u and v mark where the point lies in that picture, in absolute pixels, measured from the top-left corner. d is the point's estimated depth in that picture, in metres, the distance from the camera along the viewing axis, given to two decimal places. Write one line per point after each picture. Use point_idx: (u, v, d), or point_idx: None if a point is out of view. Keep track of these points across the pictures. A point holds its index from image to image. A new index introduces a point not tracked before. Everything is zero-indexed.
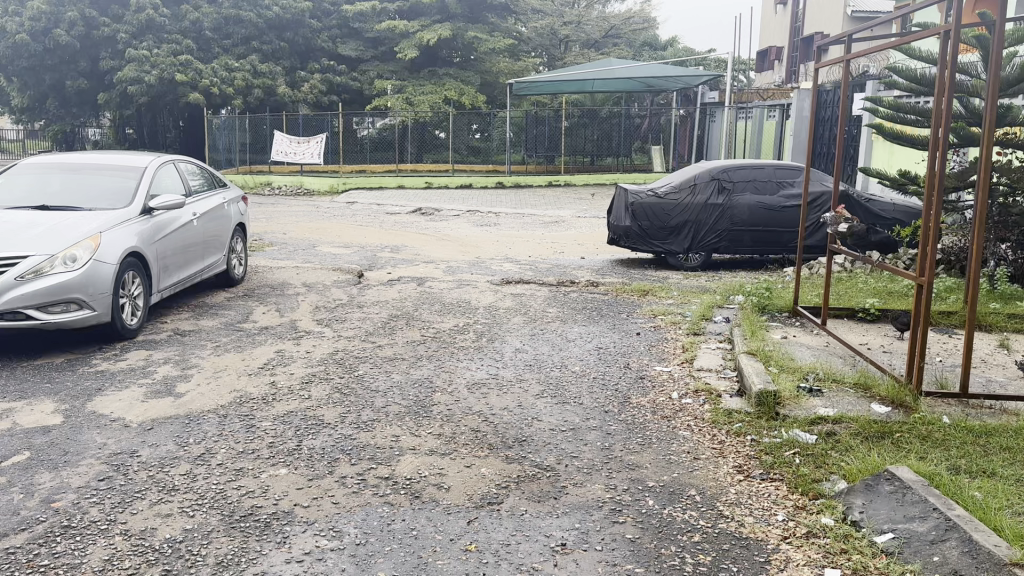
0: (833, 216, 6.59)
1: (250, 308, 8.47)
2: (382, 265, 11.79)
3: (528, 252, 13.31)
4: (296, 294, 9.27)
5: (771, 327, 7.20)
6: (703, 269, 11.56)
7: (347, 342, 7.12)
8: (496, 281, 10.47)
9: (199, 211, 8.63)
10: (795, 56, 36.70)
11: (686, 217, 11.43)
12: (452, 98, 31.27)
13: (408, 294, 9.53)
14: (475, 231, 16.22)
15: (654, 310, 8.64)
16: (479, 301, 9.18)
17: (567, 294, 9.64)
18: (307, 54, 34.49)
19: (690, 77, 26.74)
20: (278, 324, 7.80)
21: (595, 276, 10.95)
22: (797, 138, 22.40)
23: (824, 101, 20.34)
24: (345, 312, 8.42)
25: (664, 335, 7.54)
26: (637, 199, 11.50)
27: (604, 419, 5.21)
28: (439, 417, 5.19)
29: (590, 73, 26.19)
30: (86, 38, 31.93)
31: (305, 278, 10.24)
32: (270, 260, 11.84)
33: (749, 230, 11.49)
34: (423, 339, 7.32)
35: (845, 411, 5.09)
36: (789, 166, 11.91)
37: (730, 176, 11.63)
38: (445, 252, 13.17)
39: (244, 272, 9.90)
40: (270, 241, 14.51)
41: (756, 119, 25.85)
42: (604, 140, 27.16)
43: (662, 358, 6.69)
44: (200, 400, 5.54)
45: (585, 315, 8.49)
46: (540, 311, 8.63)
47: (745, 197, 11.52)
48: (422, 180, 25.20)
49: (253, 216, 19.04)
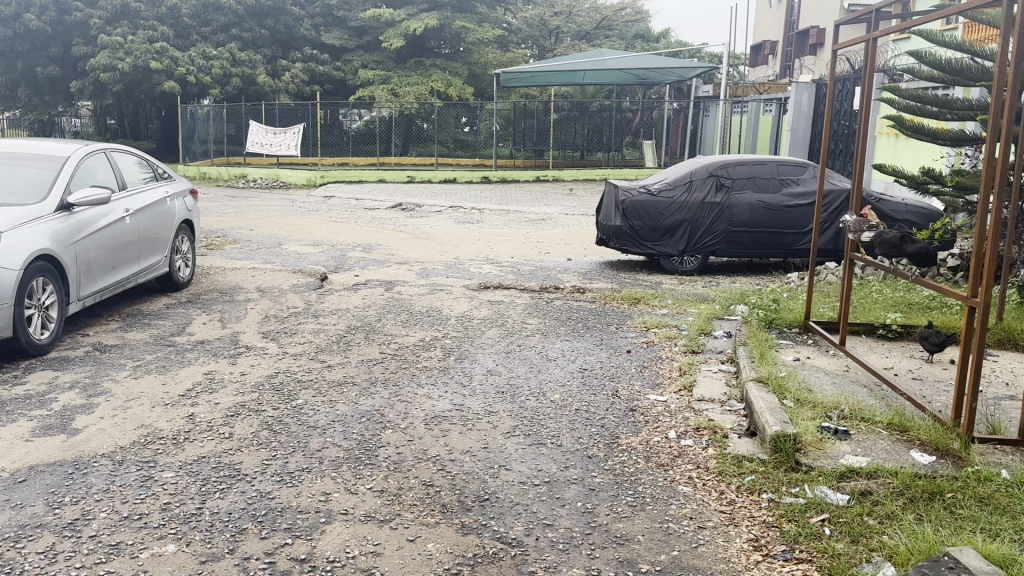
0: (855, 221, 5.66)
1: (189, 319, 7.48)
2: (350, 266, 10.82)
3: (510, 252, 12.35)
4: (246, 301, 8.28)
5: (779, 346, 6.29)
6: (699, 274, 10.68)
7: (291, 361, 6.14)
8: (473, 286, 9.50)
9: (133, 207, 7.64)
10: (790, 50, 35.76)
11: (682, 217, 10.50)
12: (438, 90, 30.19)
13: (374, 301, 8.54)
14: (456, 228, 15.25)
15: (646, 321, 7.72)
16: (452, 309, 8.21)
17: (550, 302, 8.69)
18: (289, 43, 33.40)
19: (684, 69, 25.83)
20: (217, 338, 6.82)
21: (581, 280, 10.02)
22: (795, 134, 21.55)
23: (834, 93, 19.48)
24: (298, 323, 7.43)
25: (657, 353, 6.61)
26: (629, 197, 10.55)
27: (587, 468, 4.24)
28: (384, 465, 4.23)
29: (580, 65, 25.27)
30: (58, 24, 30.78)
31: (260, 281, 9.24)
32: (228, 259, 10.86)
33: (748, 232, 10.57)
34: (381, 357, 6.35)
35: (880, 462, 4.17)
36: (793, 162, 10.96)
37: (729, 173, 10.70)
38: (422, 252, 12.21)
39: (191, 273, 8.92)
40: (235, 237, 13.52)
41: (751, 113, 24.98)
42: (594, 134, 26.20)
43: (656, 384, 5.75)
44: (98, 440, 4.57)
45: (569, 327, 7.55)
46: (518, 322, 7.68)
47: (745, 195, 10.59)
48: (405, 173, 24.18)
49: (221, 210, 18.01)
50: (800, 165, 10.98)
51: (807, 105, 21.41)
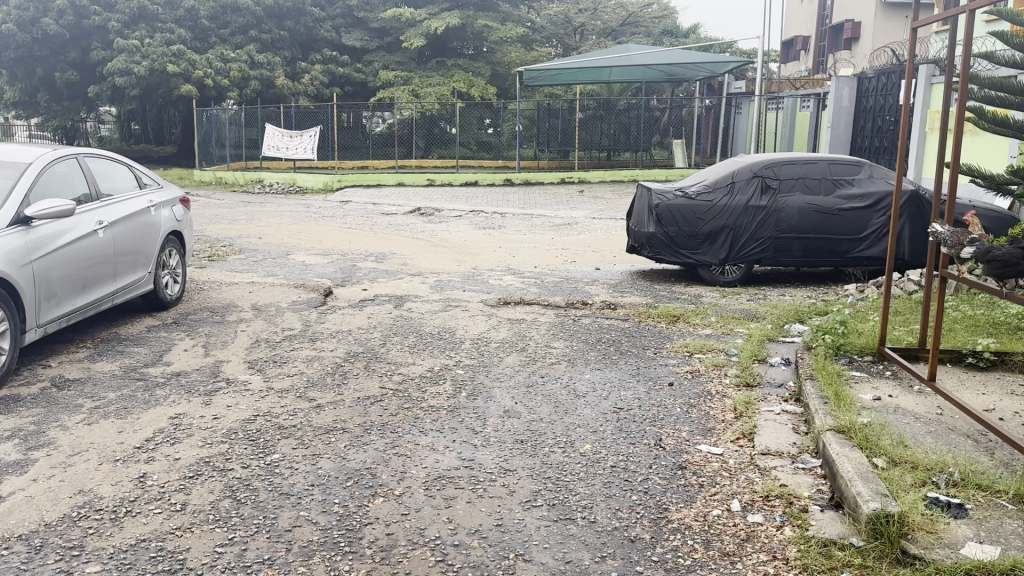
0: (952, 232, 4.74)
1: (171, 345, 6.62)
2: (359, 278, 9.93)
3: (534, 261, 11.40)
4: (237, 322, 7.40)
5: (854, 380, 5.30)
6: (743, 285, 9.65)
7: (273, 401, 5.22)
8: (491, 301, 8.56)
9: (108, 218, 6.83)
10: (823, 45, 34.47)
11: (723, 222, 9.50)
12: (461, 90, 29.31)
13: (380, 320, 7.62)
14: (476, 234, 14.35)
15: (689, 344, 6.73)
16: (466, 331, 7.27)
17: (577, 320, 7.73)
18: (309, 45, 32.72)
19: (716, 64, 24.72)
20: (196, 370, 5.94)
21: (611, 294, 9.03)
22: (835, 130, 20.45)
23: (892, 84, 18.43)
24: (292, 349, 6.53)
25: (705, 386, 5.63)
26: (663, 201, 9.58)
27: (632, 560, 3.28)
28: (368, 556, 3.30)
29: (607, 61, 24.31)
30: (76, 28, 30.35)
31: (256, 298, 8.37)
32: (228, 272, 10.02)
33: (797, 238, 9.55)
34: (381, 393, 5.41)
35: (1018, 553, 3.17)
36: (846, 161, 9.92)
37: (775, 173, 9.68)
38: (438, 262, 11.31)
39: (181, 291, 8.10)
40: (241, 246, 12.73)
41: (787, 110, 23.85)
42: (621, 133, 25.14)
43: (706, 429, 4.78)
44: (21, 513, 3.70)
45: (600, 352, 6.58)
46: (541, 347, 6.71)
47: (794, 197, 9.57)
48: (424, 176, 23.30)
49: (232, 217, 17.27)
50: (854, 164, 9.93)
51: (848, 101, 20.33)
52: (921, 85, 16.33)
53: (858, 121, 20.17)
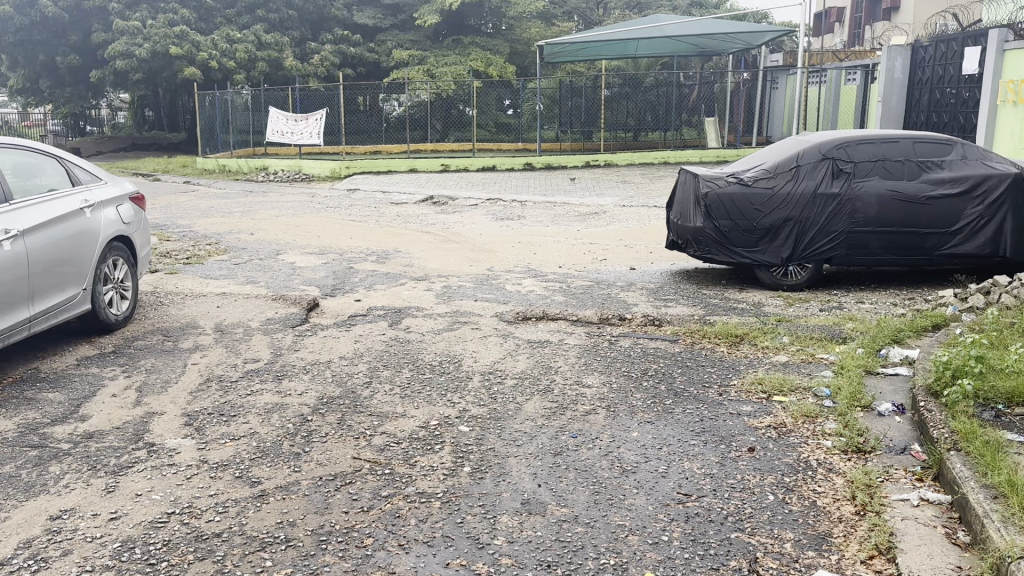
0: None
1: (97, 388, 5.16)
2: (352, 285, 8.43)
3: (558, 259, 9.90)
4: (191, 351, 5.93)
5: (1016, 449, 3.76)
6: (810, 289, 8.09)
7: (198, 487, 3.76)
8: (507, 316, 7.03)
9: (19, 225, 5.43)
10: (860, 15, 32.44)
11: (786, 214, 7.94)
12: (479, 69, 27.62)
13: (370, 345, 6.11)
14: (492, 226, 12.83)
15: (764, 379, 5.23)
16: (475, 360, 5.76)
17: (616, 342, 6.19)
18: (320, 24, 31.15)
19: (753, 35, 22.83)
20: (114, 431, 4.47)
21: (653, 303, 7.48)
22: (886, 105, 18.62)
23: (952, 52, 16.63)
24: (249, 393, 5.04)
25: (801, 453, 4.13)
26: (713, 188, 8.07)
27: None
28: None
29: (635, 32, 22.51)
30: (76, 10, 29.05)
31: (222, 314, 6.94)
32: (201, 279, 8.56)
33: (876, 232, 7.94)
34: (352, 469, 3.91)
35: None
36: (933, 139, 8.29)
37: (849, 153, 8.08)
38: (448, 262, 9.82)
39: (131, 309, 6.66)
40: (228, 245, 11.31)
41: (831, 83, 22.01)
42: (649, 111, 23.39)
43: (820, 539, 3.28)
44: None
45: (650, 392, 5.04)
46: (569, 386, 5.18)
47: (872, 182, 7.96)
48: (438, 161, 21.72)
49: (229, 208, 15.85)
50: (943, 143, 8.29)
51: (901, 71, 18.52)
52: (991, 53, 14.77)
53: (913, 93, 18.35)
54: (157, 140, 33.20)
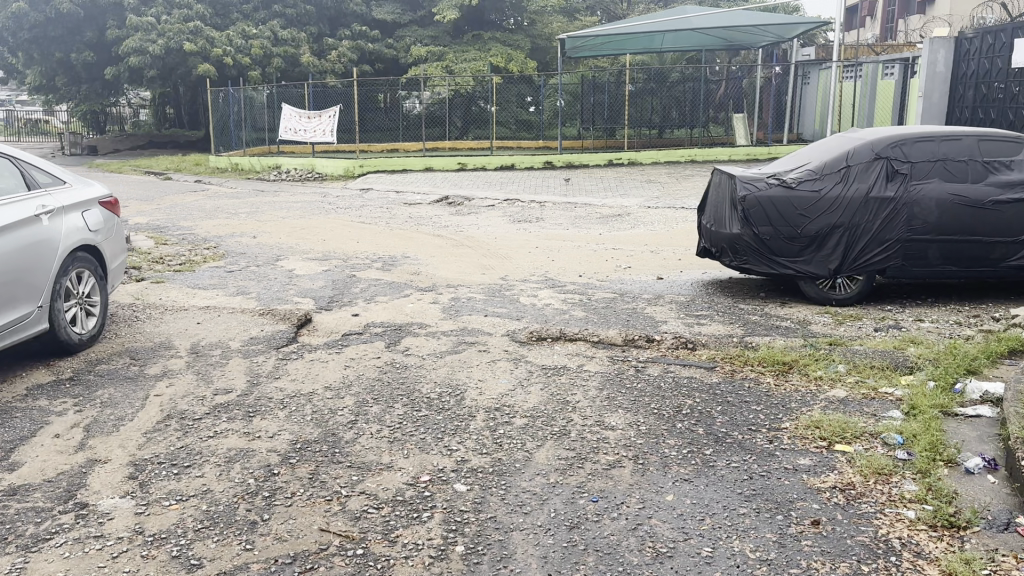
0: None
1: (38, 427, 4.42)
2: (352, 296, 7.67)
3: (579, 267, 9.10)
4: (158, 379, 5.18)
5: None
6: (861, 304, 7.24)
7: (124, 572, 3.01)
8: (519, 335, 6.24)
9: None
10: (894, 9, 31.30)
11: (836, 221, 7.09)
12: (499, 65, 26.77)
13: (360, 373, 5.33)
14: (509, 229, 12.04)
15: (821, 422, 4.42)
16: (480, 393, 4.96)
17: (644, 371, 5.36)
18: (338, 20, 30.51)
19: (785, 27, 21.80)
20: (42, 486, 3.73)
21: (685, 320, 6.64)
22: (927, 101, 17.59)
23: (1000, 44, 15.62)
24: (210, 436, 4.28)
25: (878, 530, 3.32)
26: (753, 191, 7.22)
27: None
28: None
29: (660, 24, 21.62)
30: (92, 6, 28.62)
31: (200, 333, 6.19)
32: (189, 288, 7.85)
33: (936, 240, 7.06)
34: (318, 549, 3.15)
35: None
36: (1000, 136, 7.36)
37: (907, 152, 7.18)
38: (459, 269, 9.06)
39: (100, 326, 5.95)
40: (227, 250, 10.60)
41: (868, 78, 20.97)
42: (675, 108, 22.49)
43: None
44: None
45: (686, 438, 4.22)
46: (589, 428, 4.36)
47: (933, 185, 7.06)
48: (455, 160, 20.89)
49: (235, 209, 15.16)
50: (1011, 140, 7.37)
51: (943, 66, 17.43)
52: None
53: (957, 89, 17.29)
54: (174, 138, 32.75)
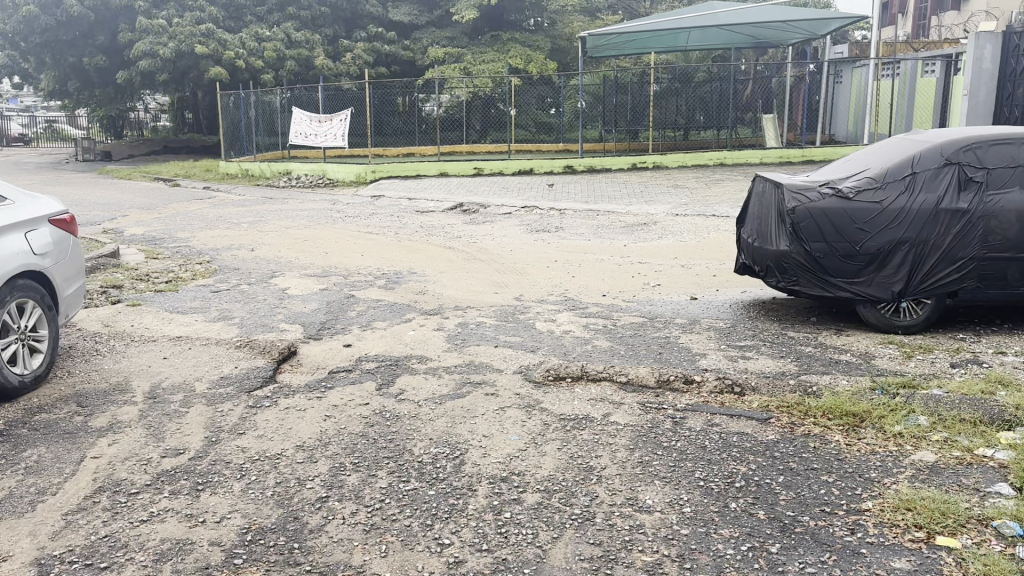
0: None
1: None
2: (346, 322, 6.81)
3: (602, 285, 8.18)
4: (100, 435, 4.34)
5: None
6: (929, 332, 6.28)
7: None
8: (534, 374, 5.33)
9: None
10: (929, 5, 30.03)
11: (901, 236, 6.13)
12: (518, 66, 25.91)
13: (343, 426, 4.45)
14: (525, 240, 11.17)
15: (914, 502, 3.47)
16: (484, 454, 4.07)
17: (683, 424, 4.42)
18: (354, 22, 29.81)
19: (819, 23, 20.70)
20: None
21: (727, 353, 5.70)
22: (974, 98, 16.41)
23: None
24: (142, 520, 3.41)
25: None
26: (804, 203, 6.27)
27: None
28: None
29: (686, 21, 20.63)
30: (103, 9, 28.14)
31: (163, 371, 5.34)
32: (166, 313, 7.03)
33: (1016, 258, 6.07)
34: None
35: None
36: None
37: (981, 156, 6.18)
38: (469, 288, 8.21)
39: (46, 365, 5.14)
40: (221, 265, 9.81)
41: (906, 76, 19.84)
42: (700, 109, 21.34)
43: None
44: None
45: (745, 529, 3.28)
46: (619, 512, 3.44)
47: (1013, 195, 6.07)
48: (471, 165, 20.09)
49: (239, 218, 14.42)
50: None
51: (990, 62, 16.26)
52: None
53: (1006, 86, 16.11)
54: (188, 143, 32.23)
